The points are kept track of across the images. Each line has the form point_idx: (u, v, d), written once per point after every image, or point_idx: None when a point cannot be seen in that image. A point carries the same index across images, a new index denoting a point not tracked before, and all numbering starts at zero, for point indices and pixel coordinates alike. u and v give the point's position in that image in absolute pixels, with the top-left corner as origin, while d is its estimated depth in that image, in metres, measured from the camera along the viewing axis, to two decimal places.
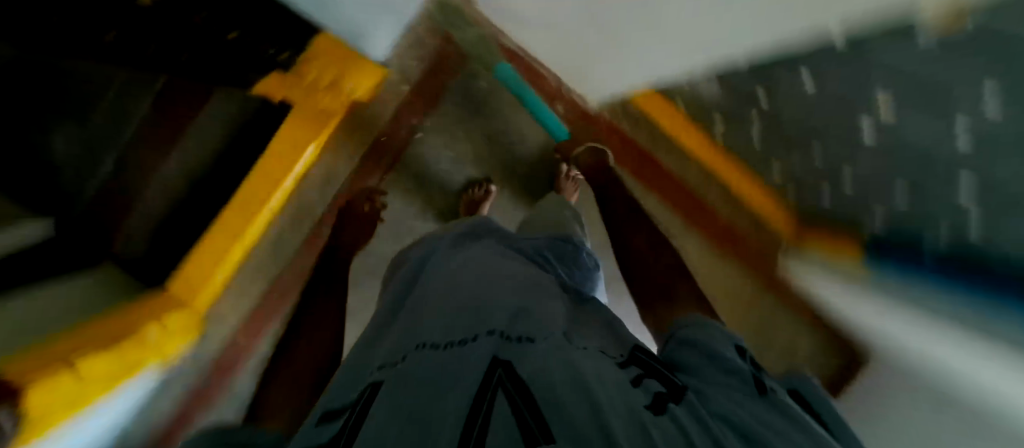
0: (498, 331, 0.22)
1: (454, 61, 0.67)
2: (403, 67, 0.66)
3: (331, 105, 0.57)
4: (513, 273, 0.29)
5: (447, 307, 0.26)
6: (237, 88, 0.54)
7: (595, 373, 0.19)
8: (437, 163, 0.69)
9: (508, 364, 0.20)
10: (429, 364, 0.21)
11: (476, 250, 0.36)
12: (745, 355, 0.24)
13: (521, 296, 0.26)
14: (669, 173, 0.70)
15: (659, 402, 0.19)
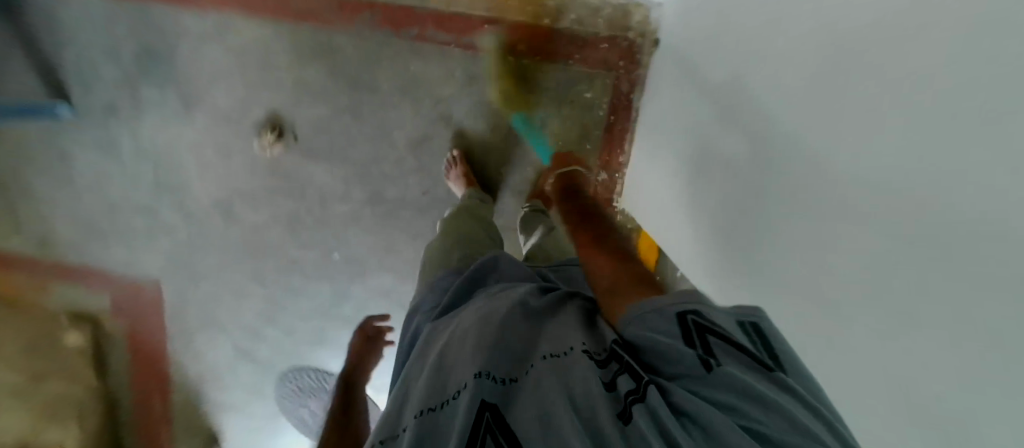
0: (485, 376, 0.34)
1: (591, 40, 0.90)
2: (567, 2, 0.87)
3: None
4: (499, 318, 0.41)
5: (448, 367, 0.38)
6: None
7: (555, 394, 0.31)
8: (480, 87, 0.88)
9: (495, 405, 0.32)
10: (434, 421, 0.32)
11: (466, 311, 0.47)
12: (704, 343, 0.31)
13: (501, 338, 0.39)
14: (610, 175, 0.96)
15: (625, 408, 0.29)
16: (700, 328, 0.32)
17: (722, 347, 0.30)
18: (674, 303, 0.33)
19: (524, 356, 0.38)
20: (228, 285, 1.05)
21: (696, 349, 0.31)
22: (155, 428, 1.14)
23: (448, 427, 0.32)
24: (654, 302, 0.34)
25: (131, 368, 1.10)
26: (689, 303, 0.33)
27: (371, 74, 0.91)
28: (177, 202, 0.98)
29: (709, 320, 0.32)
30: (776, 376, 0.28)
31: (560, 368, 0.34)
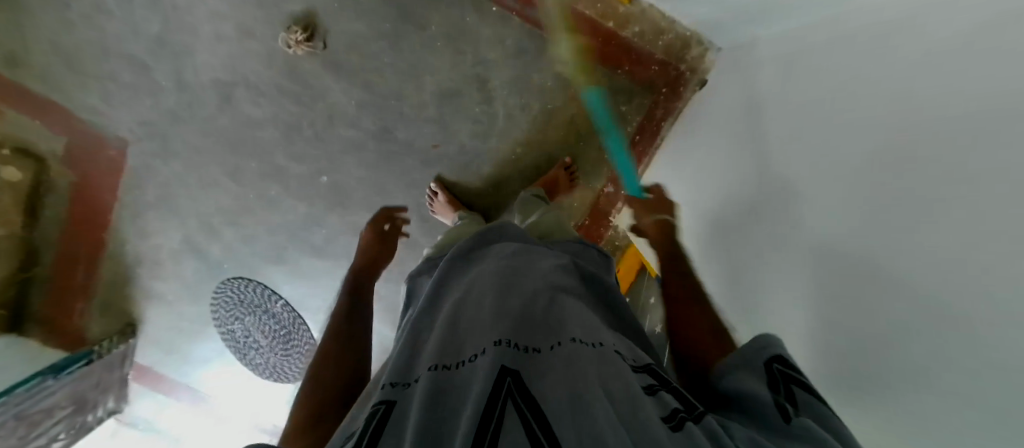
0: (504, 343, 0.38)
1: (658, 57, 0.90)
2: (649, 16, 0.87)
3: None
4: (514, 296, 0.46)
5: (467, 331, 0.42)
6: None
7: (590, 381, 0.32)
8: (522, 72, 0.91)
9: (516, 372, 0.34)
10: (451, 377, 0.36)
11: (478, 275, 0.52)
12: (802, 399, 0.33)
13: (517, 314, 0.43)
14: (624, 183, 0.99)
15: (678, 420, 0.30)
16: (788, 378, 0.36)
17: (806, 397, 0.33)
18: (772, 353, 0.38)
19: (542, 333, 0.42)
20: (199, 171, 0.97)
21: (779, 393, 0.34)
22: (67, 296, 1.04)
23: (465, 384, 0.34)
24: (755, 347, 0.40)
25: (63, 224, 1.00)
26: (783, 354, 0.38)
27: (424, 8, 0.87)
28: (176, 68, 0.90)
29: (799, 372, 0.36)
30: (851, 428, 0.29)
31: (580, 349, 0.37)
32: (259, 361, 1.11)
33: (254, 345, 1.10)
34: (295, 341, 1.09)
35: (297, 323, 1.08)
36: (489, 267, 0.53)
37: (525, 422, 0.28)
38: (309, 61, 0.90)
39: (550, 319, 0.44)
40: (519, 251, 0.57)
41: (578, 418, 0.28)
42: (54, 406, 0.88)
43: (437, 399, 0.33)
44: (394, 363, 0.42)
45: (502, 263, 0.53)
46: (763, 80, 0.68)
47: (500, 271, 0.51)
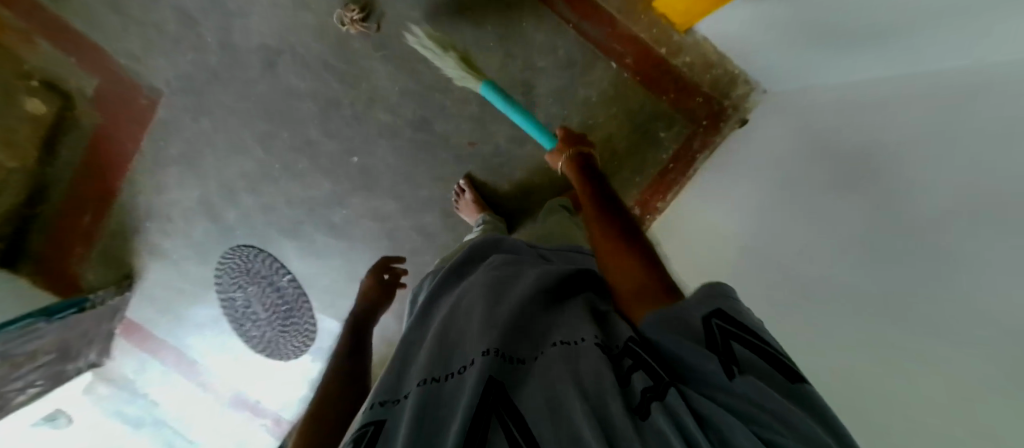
0: (493, 353, 0.37)
1: (705, 91, 0.90)
2: (701, 50, 0.88)
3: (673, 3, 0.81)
4: (501, 304, 0.44)
5: (456, 343, 0.41)
6: None
7: (567, 387, 0.33)
8: (567, 84, 0.92)
9: (501, 383, 0.34)
10: (436, 395, 0.35)
11: (468, 285, 0.51)
12: (739, 362, 0.31)
13: (507, 321, 0.42)
14: (653, 207, 0.99)
15: (645, 406, 0.31)
16: (727, 334, 0.34)
17: (746, 354, 0.32)
18: (710, 306, 0.36)
19: (527, 343, 0.41)
20: (229, 133, 0.96)
21: (719, 352, 0.32)
22: (68, 239, 1.02)
23: (453, 398, 0.34)
24: (695, 300, 0.37)
25: (80, 166, 0.98)
26: (723, 308, 0.35)
27: (483, 7, 0.88)
28: (224, 27, 0.89)
29: (739, 328, 0.34)
30: (793, 388, 0.30)
31: (563, 354, 0.37)
32: (256, 334, 1.09)
33: (253, 316, 1.08)
34: (296, 317, 1.07)
35: (301, 300, 1.06)
36: (479, 276, 0.52)
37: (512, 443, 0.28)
38: (360, 41, 0.89)
39: (536, 327, 0.43)
40: (506, 259, 0.56)
41: (559, 430, 0.29)
42: (38, 351, 0.83)
43: (425, 414, 0.33)
44: (382, 377, 0.41)
45: (491, 270, 0.52)
46: (794, 122, 0.70)
47: (490, 279, 0.50)
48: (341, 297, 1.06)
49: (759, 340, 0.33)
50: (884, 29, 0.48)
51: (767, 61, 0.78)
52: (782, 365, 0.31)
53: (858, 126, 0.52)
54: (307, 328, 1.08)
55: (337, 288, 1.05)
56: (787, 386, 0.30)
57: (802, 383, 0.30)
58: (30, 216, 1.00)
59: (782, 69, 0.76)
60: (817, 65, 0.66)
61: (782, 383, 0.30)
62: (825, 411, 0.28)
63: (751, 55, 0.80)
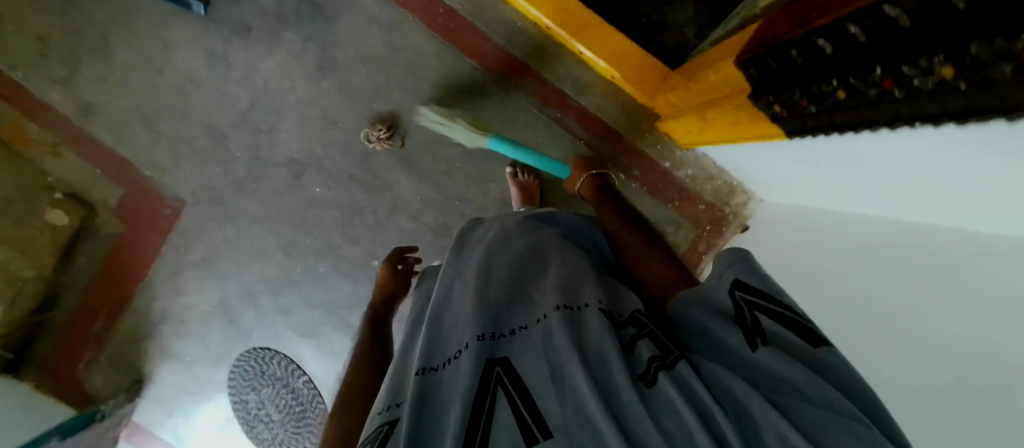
0: (486, 338, 0.40)
1: (706, 199, 0.98)
2: (701, 164, 0.96)
3: (673, 131, 0.86)
4: (496, 285, 0.46)
5: (450, 329, 0.44)
6: (667, 116, 0.85)
7: (565, 355, 0.36)
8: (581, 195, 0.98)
9: (504, 360, 0.38)
10: (435, 386, 0.38)
11: (467, 258, 0.53)
12: (760, 334, 0.34)
13: (500, 300, 0.45)
14: None
15: (650, 375, 0.34)
16: (751, 305, 0.36)
17: (772, 324, 0.34)
18: (733, 279, 0.39)
19: (520, 310, 0.44)
20: (251, 239, 0.98)
21: (746, 326, 0.35)
22: (77, 343, 1.02)
23: (451, 386, 0.37)
24: (723, 271, 0.40)
25: (94, 273, 1.00)
26: (741, 279, 0.38)
27: (500, 124, 0.95)
28: (254, 142, 0.94)
29: (761, 294, 0.36)
30: (821, 353, 0.31)
31: (563, 317, 0.40)
32: (268, 436, 1.07)
33: (265, 418, 1.06)
34: (309, 419, 1.06)
35: (316, 401, 1.05)
36: (474, 261, 0.51)
37: (514, 409, 0.33)
38: (385, 156, 0.95)
39: (528, 292, 0.46)
40: (509, 224, 0.57)
41: (561, 397, 0.33)
42: None
43: (427, 404, 0.37)
44: (395, 376, 0.43)
45: (488, 248, 0.52)
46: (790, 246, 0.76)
47: (482, 262, 0.50)
48: None
49: (781, 307, 0.35)
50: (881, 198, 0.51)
51: (743, 162, 0.85)
52: (804, 330, 0.33)
53: (856, 273, 0.57)
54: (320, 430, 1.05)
55: None
56: (810, 352, 0.32)
57: (825, 348, 0.32)
58: (40, 321, 1.00)
59: (755, 168, 0.83)
60: (793, 180, 0.72)
61: (804, 349, 0.32)
62: (848, 383, 0.30)
63: (745, 173, 0.89)
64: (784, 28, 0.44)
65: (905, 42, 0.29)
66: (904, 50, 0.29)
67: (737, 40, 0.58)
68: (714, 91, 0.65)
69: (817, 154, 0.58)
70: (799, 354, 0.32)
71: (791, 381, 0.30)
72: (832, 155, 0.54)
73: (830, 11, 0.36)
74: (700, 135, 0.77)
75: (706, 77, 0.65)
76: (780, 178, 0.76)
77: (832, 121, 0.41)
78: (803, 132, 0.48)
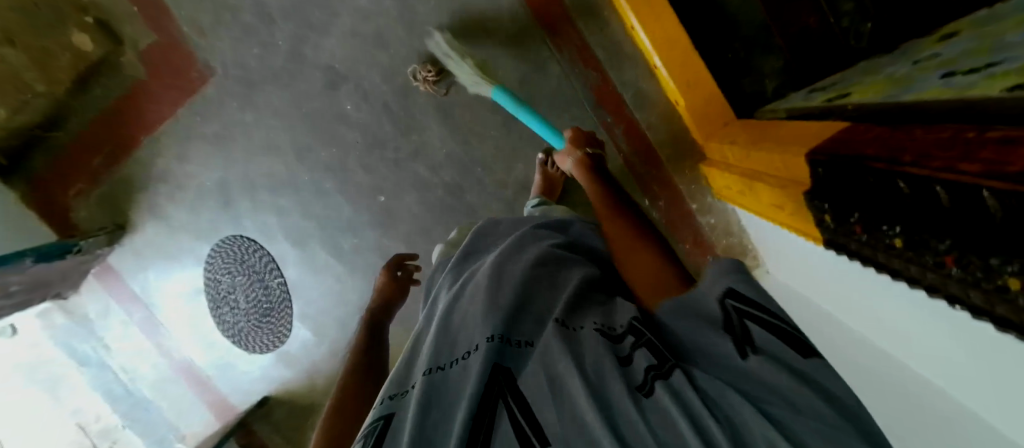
0: (498, 341, 0.34)
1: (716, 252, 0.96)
2: (724, 216, 0.94)
3: (717, 180, 0.83)
4: (506, 287, 0.41)
5: (459, 328, 0.38)
6: (716, 164, 0.81)
7: (567, 366, 0.31)
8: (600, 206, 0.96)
9: (511, 371, 0.33)
10: (440, 387, 0.33)
11: (481, 265, 0.48)
12: (747, 341, 0.31)
13: (512, 304, 0.39)
14: None
15: (648, 384, 0.29)
16: (740, 313, 0.33)
17: (763, 333, 0.31)
18: (726, 287, 0.35)
19: (533, 320, 0.39)
20: (268, 132, 0.96)
21: (734, 333, 0.32)
22: (72, 173, 1.02)
23: (459, 388, 0.32)
24: (714, 278, 0.37)
25: (106, 109, 0.98)
26: (734, 287, 0.35)
27: (548, 109, 0.91)
28: (299, 36, 0.90)
29: (753, 307, 0.33)
30: (812, 364, 0.28)
31: (566, 334, 0.35)
32: (229, 320, 1.09)
33: (232, 303, 1.08)
34: (273, 317, 1.08)
35: (284, 304, 1.07)
36: (487, 263, 0.46)
37: (514, 423, 0.29)
38: (425, 99, 0.92)
39: (542, 303, 0.41)
40: (529, 235, 0.53)
41: (558, 407, 0.29)
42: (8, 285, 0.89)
43: (428, 406, 0.31)
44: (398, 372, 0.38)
45: (502, 253, 0.47)
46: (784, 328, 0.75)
47: (494, 264, 0.45)
48: (322, 314, 1.07)
49: (772, 317, 0.32)
50: (875, 325, 0.50)
51: (757, 224, 0.82)
52: (795, 340, 0.30)
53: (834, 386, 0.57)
54: (280, 330, 1.08)
55: (321, 303, 1.06)
56: (802, 361, 0.28)
57: (816, 359, 0.29)
58: (39, 137, 0.99)
59: (764, 232, 0.81)
60: (798, 262, 0.70)
61: (794, 358, 0.29)
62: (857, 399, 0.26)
63: (759, 239, 0.87)
64: (873, 149, 0.40)
65: (995, 233, 0.24)
66: (987, 242, 0.25)
67: (825, 127, 0.53)
68: (776, 164, 0.60)
69: (829, 261, 0.55)
70: (795, 362, 0.28)
71: (787, 394, 0.26)
72: (843, 269, 0.52)
73: (925, 161, 0.32)
74: (746, 198, 0.72)
75: (773, 147, 0.61)
76: (789, 255, 0.73)
77: (881, 257, 0.40)
78: (841, 249, 0.47)
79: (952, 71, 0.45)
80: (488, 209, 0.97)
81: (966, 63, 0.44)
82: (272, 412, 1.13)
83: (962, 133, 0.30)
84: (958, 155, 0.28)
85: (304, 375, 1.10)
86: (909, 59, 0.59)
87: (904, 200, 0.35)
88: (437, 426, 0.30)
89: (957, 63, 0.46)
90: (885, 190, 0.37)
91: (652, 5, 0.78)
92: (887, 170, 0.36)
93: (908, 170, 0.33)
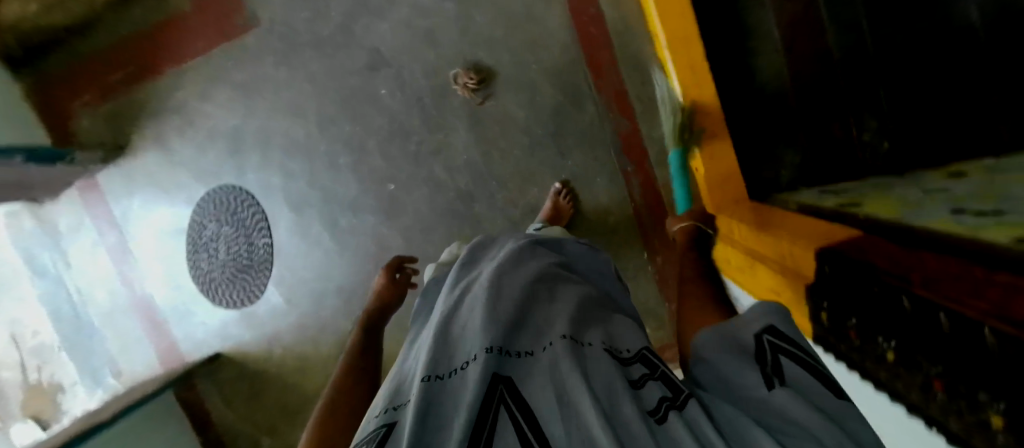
0: (497, 352, 0.34)
1: None
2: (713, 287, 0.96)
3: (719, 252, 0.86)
4: (503, 300, 0.41)
5: (457, 340, 0.38)
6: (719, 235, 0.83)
7: (574, 379, 0.31)
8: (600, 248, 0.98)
9: (510, 380, 0.32)
10: (439, 393, 0.31)
11: (477, 277, 0.48)
12: (775, 380, 0.32)
13: (510, 319, 0.39)
14: None
15: (661, 413, 0.30)
16: (776, 349, 0.34)
17: (795, 370, 0.32)
18: (765, 321, 0.36)
19: (529, 335, 0.39)
20: (297, 94, 0.96)
21: (767, 367, 0.33)
22: (88, 83, 1.00)
23: (458, 395, 0.31)
24: (755, 311, 0.38)
25: (140, 30, 0.97)
26: (775, 324, 0.36)
27: (574, 143, 0.94)
28: (354, 12, 0.91)
29: (792, 344, 0.34)
30: (845, 405, 0.30)
31: (571, 347, 0.34)
32: (203, 269, 1.05)
33: (211, 252, 1.05)
34: (247, 276, 1.05)
35: (263, 266, 1.04)
36: (484, 275, 0.46)
37: (520, 434, 0.28)
38: (460, 103, 0.93)
39: (536, 320, 0.41)
40: (525, 249, 0.53)
41: (567, 419, 0.28)
42: None
43: (431, 413, 0.30)
44: (390, 386, 0.37)
45: (500, 266, 0.47)
46: None
47: (493, 276, 0.45)
48: (299, 285, 1.04)
49: (806, 355, 0.33)
50: None
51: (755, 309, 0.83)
52: (829, 380, 0.31)
53: None
54: (251, 292, 1.05)
55: (302, 274, 1.04)
56: (834, 402, 0.30)
57: (846, 400, 0.30)
58: (62, 39, 0.98)
59: None
60: None
61: (824, 397, 0.30)
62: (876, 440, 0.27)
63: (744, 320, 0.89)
64: (883, 262, 0.41)
65: (994, 371, 0.25)
66: (985, 376, 0.26)
67: (834, 230, 0.55)
68: (780, 248, 0.62)
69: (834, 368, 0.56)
70: (823, 402, 0.30)
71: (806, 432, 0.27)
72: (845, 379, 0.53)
73: (934, 285, 0.33)
74: (746, 275, 0.74)
75: (779, 234, 0.63)
76: None
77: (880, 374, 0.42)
78: (838, 345, 0.48)
79: (960, 208, 0.47)
80: (493, 224, 0.98)
81: (972, 203, 0.48)
82: (220, 371, 1.09)
83: (971, 271, 0.32)
84: (968, 289, 0.30)
85: (263, 341, 1.07)
86: (918, 185, 0.62)
87: (905, 314, 0.36)
88: (432, 430, 0.29)
89: (965, 201, 0.49)
90: (885, 302, 0.39)
91: (695, 72, 0.78)
92: (891, 287, 0.38)
93: (914, 295, 0.35)
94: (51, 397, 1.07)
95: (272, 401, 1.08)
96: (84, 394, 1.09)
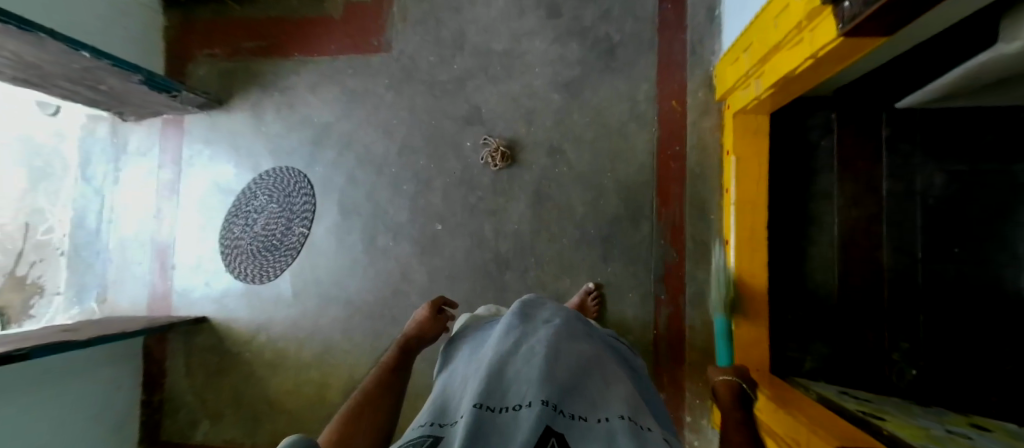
0: (551, 407, 0.32)
1: None
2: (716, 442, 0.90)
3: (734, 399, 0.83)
4: (561, 365, 0.40)
5: (510, 383, 0.37)
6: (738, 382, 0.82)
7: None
8: None
9: (562, 438, 0.30)
10: (488, 422, 0.31)
11: (534, 333, 0.47)
12: None
13: (565, 382, 0.37)
14: None
15: None
16: None
17: None
18: None
19: (583, 402, 0.36)
20: (394, 117, 1.04)
21: None
22: (224, 40, 1.11)
23: (508, 433, 0.30)
24: None
25: (290, 17, 1.09)
26: None
27: (620, 253, 0.97)
28: (473, 72, 1.02)
29: None
30: None
31: (631, 428, 0.30)
32: (235, 233, 1.07)
33: (248, 219, 1.07)
34: (270, 255, 1.05)
35: (289, 251, 1.05)
36: (542, 335, 0.46)
37: None
38: (532, 178, 0.99)
39: (591, 390, 0.38)
40: (582, 330, 0.53)
41: None
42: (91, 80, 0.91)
43: (481, 435, 0.29)
44: (432, 406, 0.38)
45: (556, 334, 0.47)
46: None
47: (551, 339, 0.44)
48: (313, 282, 1.05)
49: None
50: None
51: None
52: None
53: None
54: (267, 272, 1.05)
55: (319, 273, 1.05)
56: None
57: None
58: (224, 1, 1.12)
59: None
60: None
61: None
62: None
63: None
64: None
65: None
66: None
67: (869, 426, 0.53)
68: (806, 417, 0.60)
69: None
70: None
71: None
72: None
73: None
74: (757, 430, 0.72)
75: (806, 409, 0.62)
76: None
77: None
78: None
79: None
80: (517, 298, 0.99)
81: None
82: (198, 335, 1.07)
83: None
84: None
85: (253, 323, 1.05)
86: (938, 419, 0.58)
87: None
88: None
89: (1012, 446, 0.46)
90: None
91: (754, 235, 0.81)
92: None
93: None
94: (25, 297, 0.99)
95: (230, 386, 1.04)
96: (60, 305, 1.07)
